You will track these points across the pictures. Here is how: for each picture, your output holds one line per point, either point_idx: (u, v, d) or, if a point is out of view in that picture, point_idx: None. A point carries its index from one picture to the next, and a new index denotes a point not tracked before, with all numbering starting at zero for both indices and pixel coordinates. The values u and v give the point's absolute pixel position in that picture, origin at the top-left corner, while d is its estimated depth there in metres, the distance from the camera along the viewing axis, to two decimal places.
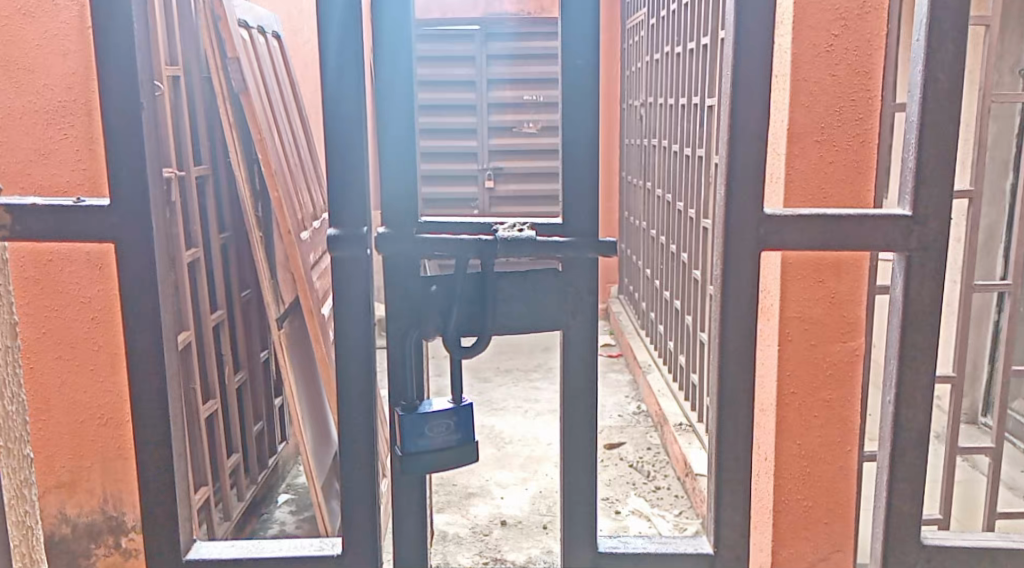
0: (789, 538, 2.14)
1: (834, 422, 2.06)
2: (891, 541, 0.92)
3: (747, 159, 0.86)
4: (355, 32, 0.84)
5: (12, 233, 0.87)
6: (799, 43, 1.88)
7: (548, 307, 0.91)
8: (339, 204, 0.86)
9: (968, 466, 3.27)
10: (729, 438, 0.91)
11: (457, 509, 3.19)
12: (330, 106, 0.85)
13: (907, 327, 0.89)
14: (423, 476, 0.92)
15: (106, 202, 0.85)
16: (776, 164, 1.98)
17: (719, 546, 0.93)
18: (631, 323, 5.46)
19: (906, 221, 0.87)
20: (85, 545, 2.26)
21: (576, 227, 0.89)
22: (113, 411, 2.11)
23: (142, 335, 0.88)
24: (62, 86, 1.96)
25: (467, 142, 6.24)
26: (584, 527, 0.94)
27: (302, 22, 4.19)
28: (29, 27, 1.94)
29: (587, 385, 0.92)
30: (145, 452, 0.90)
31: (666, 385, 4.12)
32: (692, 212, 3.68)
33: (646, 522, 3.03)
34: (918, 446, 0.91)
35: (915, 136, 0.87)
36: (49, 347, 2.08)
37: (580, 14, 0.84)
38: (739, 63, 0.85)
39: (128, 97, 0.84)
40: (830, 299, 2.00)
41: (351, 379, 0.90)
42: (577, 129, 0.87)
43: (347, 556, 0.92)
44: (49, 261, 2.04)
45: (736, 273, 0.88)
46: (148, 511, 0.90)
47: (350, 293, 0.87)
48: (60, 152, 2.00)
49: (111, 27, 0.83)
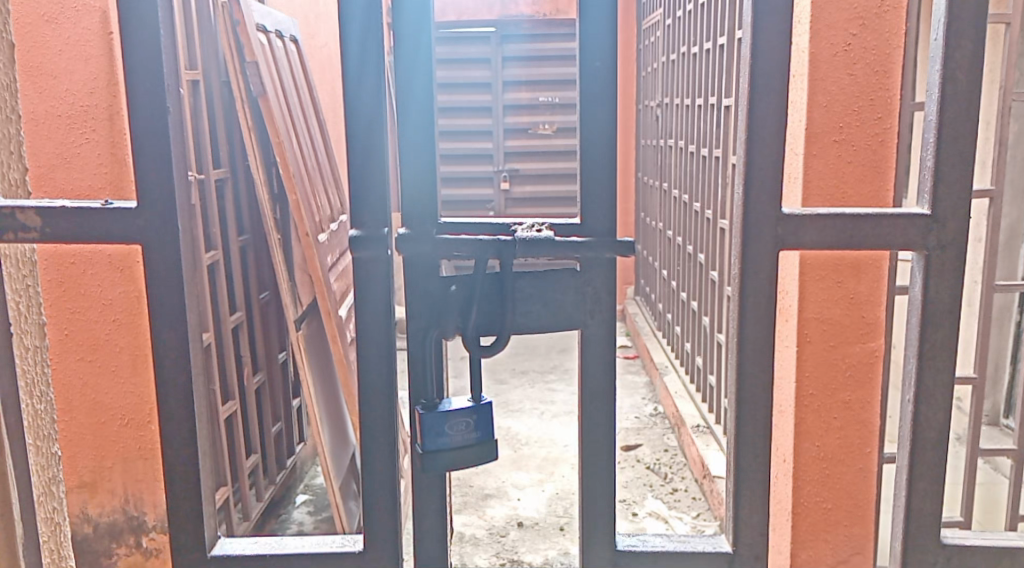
0: (808, 540, 2.13)
1: (854, 423, 2.05)
2: (909, 541, 0.92)
3: (765, 158, 0.86)
4: (375, 36, 0.85)
5: (42, 236, 0.88)
6: (816, 42, 1.87)
7: (565, 306, 0.92)
8: (360, 206, 0.87)
9: (990, 468, 3.24)
10: (747, 439, 0.91)
11: (475, 510, 3.21)
12: (349, 105, 0.86)
13: (926, 326, 0.89)
14: (442, 474, 0.93)
15: (134, 205, 0.87)
16: (794, 164, 1.97)
17: (738, 544, 0.93)
18: (647, 325, 5.44)
19: (924, 219, 0.87)
20: (106, 544, 2.30)
21: (594, 228, 0.90)
22: (135, 412, 2.14)
23: (169, 331, 0.89)
24: (84, 90, 2.00)
25: (483, 144, 6.26)
26: (603, 526, 0.95)
27: (319, 26, 4.23)
28: (52, 33, 1.98)
29: (606, 385, 0.93)
30: (170, 448, 0.91)
31: (683, 386, 4.12)
32: (709, 212, 3.68)
33: (664, 524, 3.04)
34: (939, 443, 0.91)
35: (933, 135, 0.87)
36: (71, 348, 2.11)
37: (597, 15, 0.85)
38: (757, 65, 0.85)
39: (153, 98, 0.85)
40: (849, 299, 1.99)
41: (373, 380, 0.91)
42: (594, 129, 0.87)
43: (368, 553, 0.93)
44: (71, 263, 2.07)
45: (755, 273, 0.88)
46: (175, 508, 0.92)
47: (371, 292, 0.88)
48: (83, 156, 2.03)
49: (136, 30, 0.84)
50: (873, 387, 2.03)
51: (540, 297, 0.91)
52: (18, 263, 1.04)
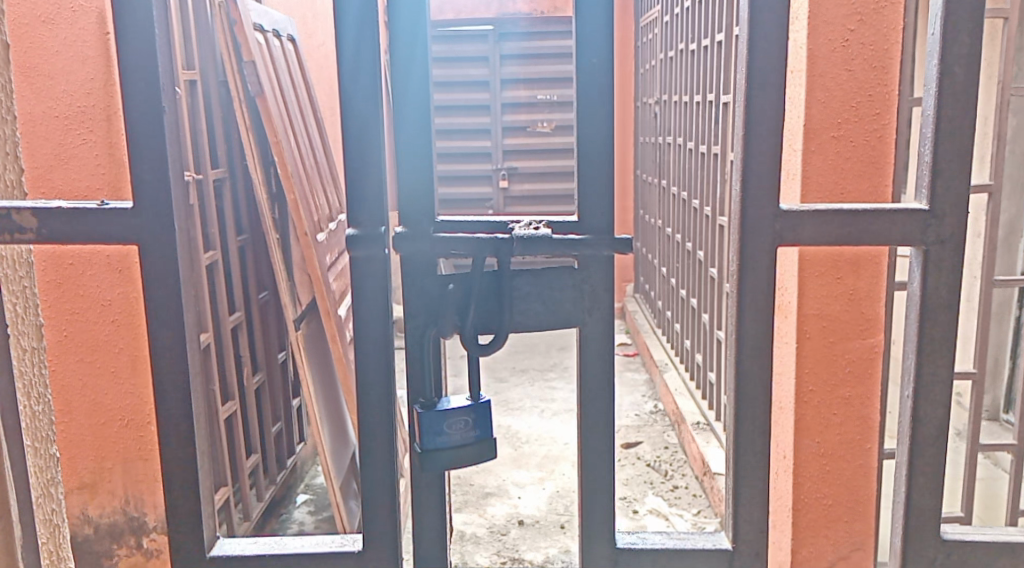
0: (808, 536, 2.14)
1: (853, 419, 2.05)
2: (910, 537, 0.92)
3: (763, 154, 0.86)
4: (371, 34, 0.85)
5: (38, 237, 0.88)
6: (814, 38, 1.87)
7: (563, 304, 0.91)
8: (357, 205, 0.87)
9: (990, 463, 3.24)
10: (746, 435, 0.91)
11: (475, 508, 3.21)
12: (345, 102, 0.86)
13: (925, 321, 0.89)
14: (441, 474, 0.93)
15: (130, 205, 0.86)
16: (792, 160, 1.97)
17: (737, 541, 0.93)
18: (647, 322, 5.44)
19: (923, 215, 0.87)
20: (107, 545, 2.30)
21: (592, 225, 0.89)
22: (135, 413, 2.14)
23: (167, 332, 0.89)
24: (81, 91, 1.99)
25: (482, 142, 6.26)
26: (603, 524, 0.94)
27: (317, 25, 4.23)
28: (49, 34, 1.98)
29: (605, 382, 0.93)
30: (168, 449, 0.91)
31: (683, 384, 4.11)
32: (708, 209, 3.68)
33: (664, 521, 3.04)
34: (939, 438, 0.91)
35: (930, 131, 0.87)
36: (71, 350, 2.11)
37: (594, 12, 0.85)
38: (754, 59, 0.85)
39: (149, 98, 0.85)
40: (849, 295, 1.99)
41: (371, 379, 0.90)
42: (591, 126, 0.87)
43: (367, 553, 0.92)
44: (70, 264, 2.07)
45: (754, 269, 0.88)
46: (173, 509, 0.92)
47: (369, 291, 0.88)
48: (80, 157, 2.03)
49: (132, 30, 0.84)
50: (872, 383, 2.03)
51: (538, 295, 0.91)
52: (15, 264, 1.04)
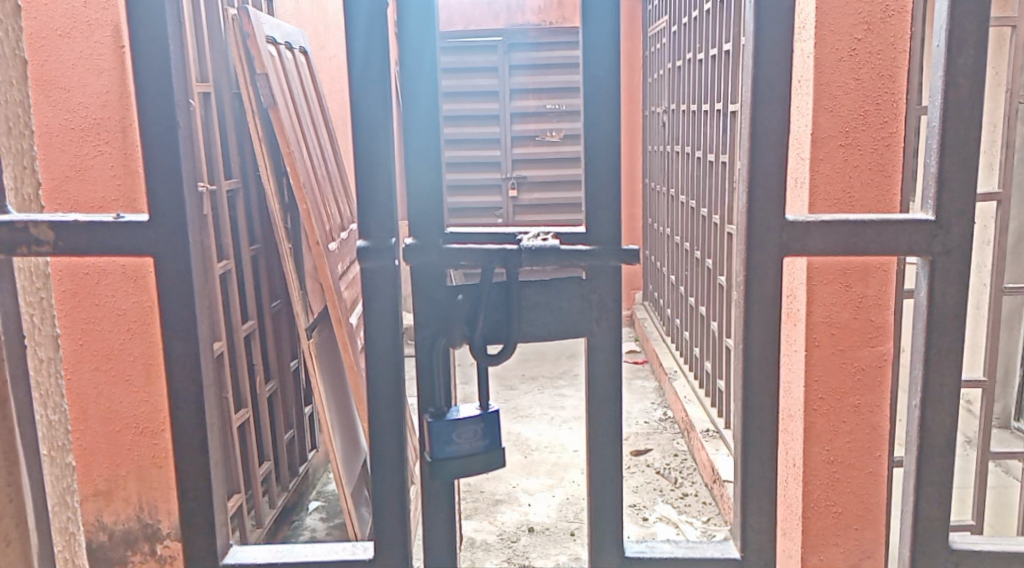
0: (819, 545, 2.13)
1: (863, 428, 2.05)
2: (919, 544, 0.92)
3: (769, 165, 0.87)
4: (380, 48, 0.86)
5: (55, 250, 0.89)
6: (822, 47, 1.88)
7: (571, 314, 0.92)
8: (367, 217, 0.88)
9: (1002, 471, 3.23)
10: (754, 444, 0.92)
11: (485, 516, 3.21)
12: (355, 118, 0.87)
13: (932, 330, 0.90)
14: (452, 481, 0.94)
15: (145, 218, 0.88)
16: (800, 168, 1.98)
17: (746, 550, 0.93)
18: (657, 329, 5.44)
19: (928, 225, 0.88)
20: (121, 552, 2.32)
21: (599, 236, 0.90)
22: (149, 420, 2.15)
23: (179, 342, 0.90)
24: (97, 103, 2.02)
25: (491, 151, 6.30)
26: (612, 534, 0.95)
27: (326, 35, 4.26)
28: (65, 47, 2.01)
29: (613, 392, 0.93)
30: (183, 457, 0.92)
31: (693, 392, 4.11)
32: (716, 216, 3.68)
33: (674, 529, 3.04)
34: (947, 447, 0.91)
35: (935, 142, 0.88)
36: (86, 358, 2.13)
37: (601, 26, 0.86)
38: (759, 71, 0.86)
39: (163, 112, 0.86)
40: (858, 302, 1.99)
41: (381, 388, 0.91)
42: (599, 136, 0.88)
43: (378, 559, 0.93)
44: (85, 274, 2.10)
45: (760, 279, 0.89)
46: (188, 517, 0.93)
47: (378, 301, 0.89)
48: (97, 168, 2.05)
49: (146, 46, 0.85)
50: (882, 391, 2.03)
51: (546, 306, 0.92)
52: (31, 275, 1.05)
